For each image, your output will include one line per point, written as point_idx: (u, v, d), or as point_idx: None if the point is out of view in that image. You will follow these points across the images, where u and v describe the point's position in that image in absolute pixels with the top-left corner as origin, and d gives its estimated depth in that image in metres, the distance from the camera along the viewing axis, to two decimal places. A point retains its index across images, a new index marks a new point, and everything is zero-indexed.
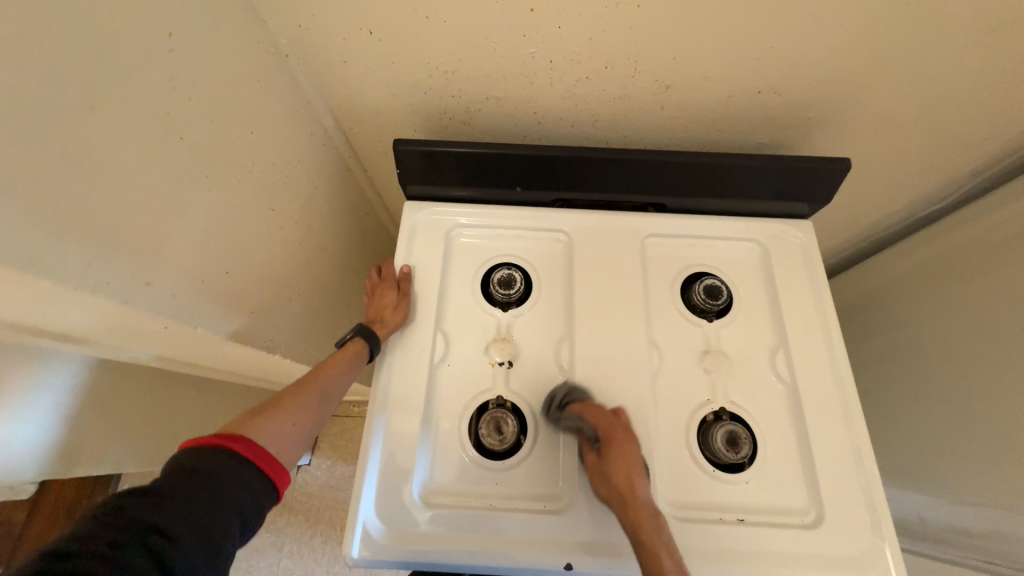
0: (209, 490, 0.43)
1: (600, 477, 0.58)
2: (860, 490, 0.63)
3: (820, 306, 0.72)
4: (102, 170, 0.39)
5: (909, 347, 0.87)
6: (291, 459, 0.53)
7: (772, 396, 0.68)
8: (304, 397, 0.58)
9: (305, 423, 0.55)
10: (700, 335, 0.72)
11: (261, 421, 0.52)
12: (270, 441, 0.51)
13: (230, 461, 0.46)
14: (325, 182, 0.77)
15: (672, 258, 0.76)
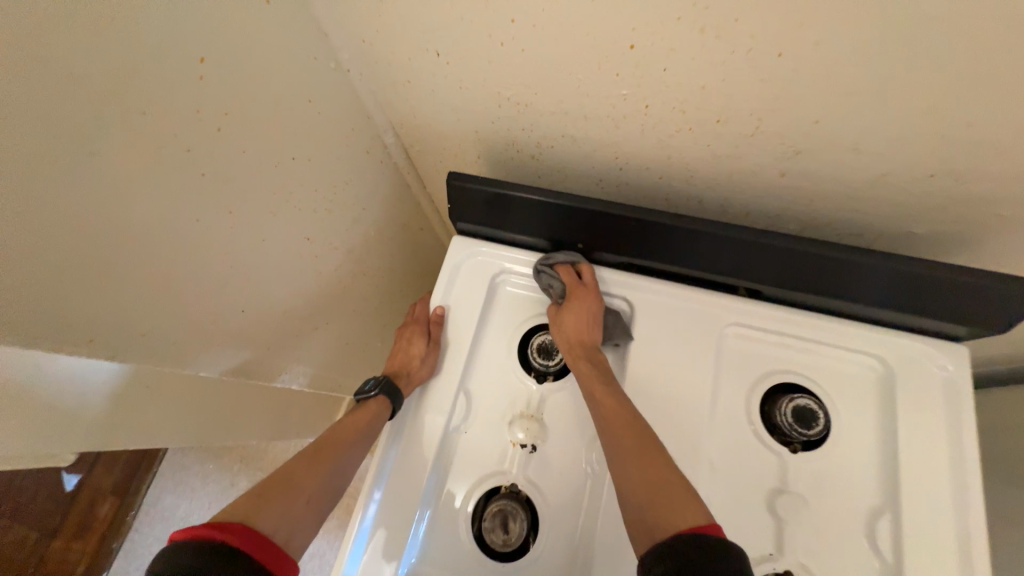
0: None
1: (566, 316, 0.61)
2: None
3: (957, 468, 0.53)
4: (101, 218, 0.35)
5: None
6: (302, 546, 0.47)
7: (862, 574, 0.51)
8: (318, 469, 0.53)
9: (318, 502, 0.51)
10: (777, 466, 0.56)
11: (269, 501, 0.47)
12: (278, 526, 0.45)
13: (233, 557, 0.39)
14: (378, 201, 0.72)
15: (758, 358, 0.61)
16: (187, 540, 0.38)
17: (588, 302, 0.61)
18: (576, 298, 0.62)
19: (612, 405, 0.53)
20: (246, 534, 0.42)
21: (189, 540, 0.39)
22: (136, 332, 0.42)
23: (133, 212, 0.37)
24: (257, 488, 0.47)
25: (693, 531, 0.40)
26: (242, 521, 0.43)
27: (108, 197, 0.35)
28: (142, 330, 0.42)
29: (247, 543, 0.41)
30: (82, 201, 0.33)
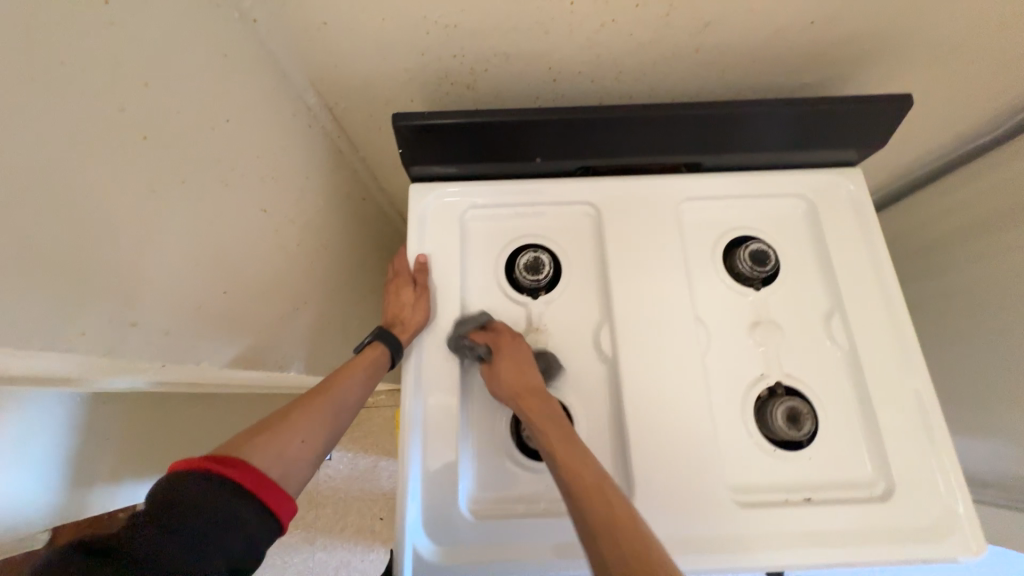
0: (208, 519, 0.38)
1: (503, 376, 0.56)
2: (938, 455, 0.58)
3: (876, 264, 0.66)
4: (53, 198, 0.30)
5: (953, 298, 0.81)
6: (299, 482, 0.47)
7: (831, 364, 0.63)
8: (314, 410, 0.52)
9: (316, 442, 0.50)
10: (748, 306, 0.65)
11: (263, 440, 0.46)
12: (272, 464, 0.45)
13: (225, 493, 0.40)
14: (319, 168, 0.68)
15: (712, 222, 0.69)
16: (181, 473, 0.40)
17: (519, 348, 0.58)
18: (506, 346, 0.58)
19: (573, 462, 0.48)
20: (243, 470, 0.42)
21: (185, 473, 0.40)
22: (125, 321, 0.38)
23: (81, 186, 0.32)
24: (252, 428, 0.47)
25: None
26: (237, 459, 0.43)
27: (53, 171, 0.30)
28: (132, 318, 0.38)
29: (240, 478, 0.41)
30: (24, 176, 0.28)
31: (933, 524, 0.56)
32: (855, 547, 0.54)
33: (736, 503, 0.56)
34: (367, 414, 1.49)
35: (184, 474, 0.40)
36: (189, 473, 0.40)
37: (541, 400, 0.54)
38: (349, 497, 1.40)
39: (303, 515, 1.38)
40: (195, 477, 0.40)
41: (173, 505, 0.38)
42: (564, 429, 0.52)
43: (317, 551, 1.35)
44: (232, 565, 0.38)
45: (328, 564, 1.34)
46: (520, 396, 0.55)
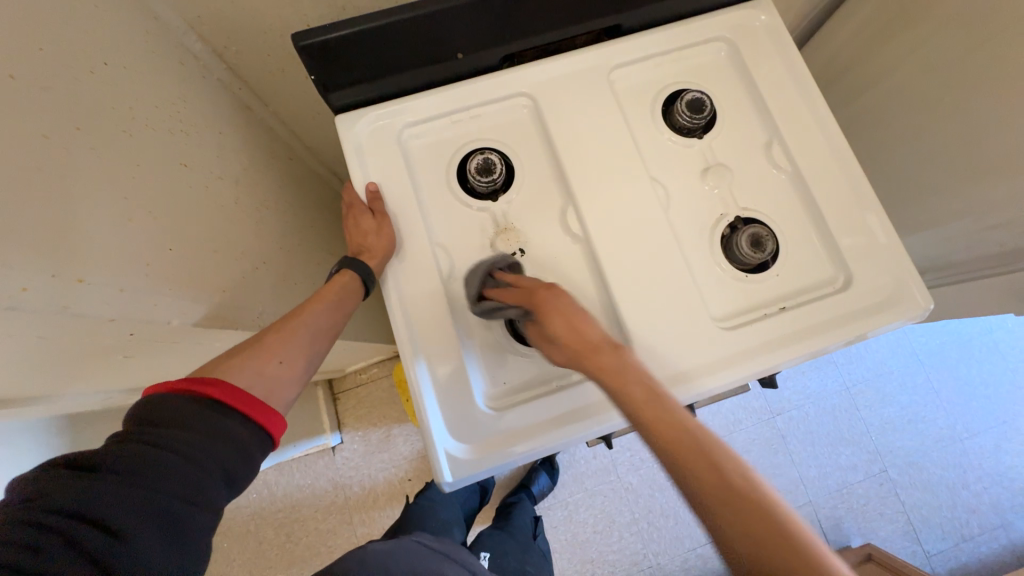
0: (198, 434, 0.40)
1: (553, 330, 0.50)
2: (887, 238, 0.64)
3: (800, 85, 0.69)
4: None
5: (875, 111, 0.87)
6: (285, 400, 0.49)
7: (779, 188, 0.67)
8: (289, 333, 0.52)
9: (295, 361, 0.51)
10: (696, 155, 0.68)
11: (239, 362, 0.47)
12: (254, 383, 0.46)
13: (212, 411, 0.41)
14: (232, 123, 0.63)
15: (646, 84, 0.70)
16: (161, 394, 0.41)
17: (558, 300, 0.51)
18: (546, 303, 0.51)
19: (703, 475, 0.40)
20: (223, 387, 0.43)
21: (165, 396, 0.41)
22: (71, 278, 0.34)
23: None
24: (226, 352, 0.48)
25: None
26: (215, 378, 0.45)
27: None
28: (78, 274, 0.34)
29: (223, 394, 0.43)
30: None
31: (889, 296, 0.63)
32: (832, 334, 0.61)
33: (724, 328, 0.61)
34: (365, 390, 1.49)
35: (163, 396, 0.41)
36: (168, 395, 0.41)
37: (600, 353, 0.48)
38: (371, 469, 1.43)
39: (332, 499, 1.40)
40: (175, 397, 0.41)
41: (157, 422, 0.39)
42: (664, 405, 0.44)
43: (357, 526, 1.39)
44: (230, 469, 0.41)
45: (371, 534, 1.38)
46: (574, 355, 0.49)
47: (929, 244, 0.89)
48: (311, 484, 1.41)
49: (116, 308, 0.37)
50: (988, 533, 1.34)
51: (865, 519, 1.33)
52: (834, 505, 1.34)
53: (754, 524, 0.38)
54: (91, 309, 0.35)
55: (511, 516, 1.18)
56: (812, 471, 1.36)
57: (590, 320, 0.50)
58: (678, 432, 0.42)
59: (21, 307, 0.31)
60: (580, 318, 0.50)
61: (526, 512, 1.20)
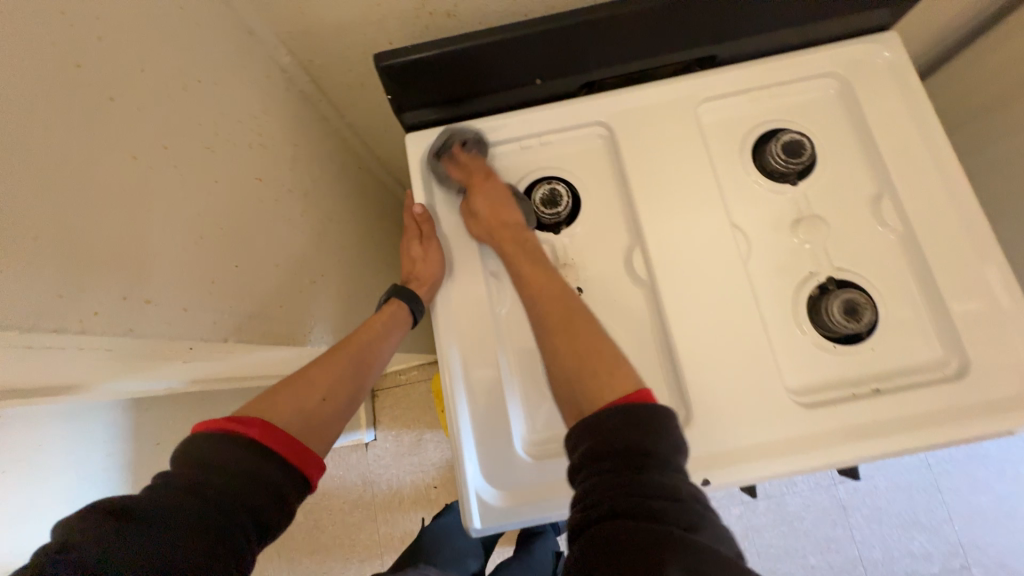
0: (242, 479, 0.40)
1: (478, 202, 0.59)
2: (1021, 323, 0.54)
3: (924, 132, 0.60)
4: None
5: (1011, 163, 0.75)
6: (325, 436, 0.50)
7: (885, 248, 0.58)
8: (332, 370, 0.54)
9: (336, 397, 0.52)
10: (786, 203, 0.61)
11: (285, 397, 0.49)
12: (296, 420, 0.48)
13: (256, 454, 0.42)
14: (309, 135, 0.64)
15: (737, 120, 0.64)
16: (212, 433, 0.42)
17: (494, 185, 0.59)
18: (482, 185, 0.60)
19: (550, 306, 0.53)
20: (264, 427, 0.45)
21: (211, 435, 0.42)
22: (138, 299, 0.34)
23: None
24: (272, 387, 0.50)
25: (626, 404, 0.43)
26: (258, 416, 0.46)
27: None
28: (144, 295, 0.34)
29: (264, 434, 0.44)
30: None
31: (1016, 394, 0.52)
32: (938, 429, 0.51)
33: (803, 405, 0.54)
34: (403, 392, 1.50)
35: (213, 435, 0.42)
36: (218, 435, 0.42)
37: (514, 233, 0.57)
38: (400, 471, 1.44)
39: (360, 494, 1.43)
40: (219, 437, 0.42)
41: (204, 464, 0.40)
42: (552, 287, 0.54)
43: (380, 524, 1.40)
44: (266, 520, 0.41)
45: (393, 535, 1.40)
46: (493, 231, 0.58)
47: None
48: (343, 476, 1.44)
49: (180, 326, 0.38)
50: None
51: None
52: None
53: (585, 364, 0.48)
54: (154, 328, 0.36)
55: (530, 545, 1.13)
56: (876, 554, 1.20)
57: (517, 205, 0.59)
58: (551, 308, 0.52)
59: (89, 329, 0.31)
60: (495, 180, 0.60)
61: (547, 539, 1.15)
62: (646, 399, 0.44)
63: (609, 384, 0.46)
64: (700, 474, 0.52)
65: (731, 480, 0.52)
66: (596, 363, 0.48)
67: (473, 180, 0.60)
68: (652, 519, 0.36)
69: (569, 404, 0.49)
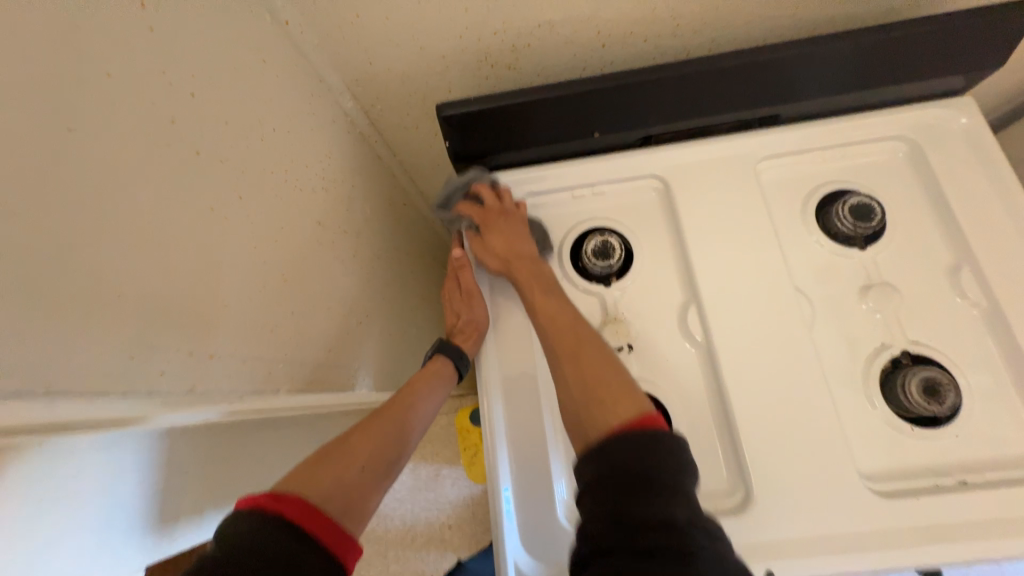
0: (281, 567, 0.37)
1: (492, 246, 0.59)
2: None
3: (1009, 201, 0.56)
4: (84, 226, 0.27)
5: None
6: (364, 512, 0.47)
7: (966, 323, 0.54)
8: (372, 437, 0.53)
9: (375, 468, 0.50)
10: (853, 267, 0.57)
11: (324, 468, 0.48)
12: (333, 493, 0.46)
13: (294, 535, 0.40)
14: (364, 176, 0.65)
15: (799, 178, 0.62)
16: (251, 512, 0.40)
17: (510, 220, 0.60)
18: (494, 221, 0.60)
19: (558, 324, 0.51)
20: (300, 504, 0.42)
21: (253, 515, 0.40)
22: (204, 354, 0.36)
23: (126, 206, 0.29)
24: (312, 457, 0.49)
25: (639, 424, 0.39)
26: (296, 489, 0.44)
27: (78, 188, 0.26)
28: (210, 350, 0.36)
29: (302, 514, 0.42)
30: (38, 189, 0.24)
31: None
32: None
33: (876, 494, 0.49)
34: None
35: (252, 515, 0.40)
36: (256, 515, 0.40)
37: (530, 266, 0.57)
38: (415, 507, 1.39)
39: (373, 529, 1.38)
40: (259, 516, 0.40)
41: (241, 550, 0.37)
42: (559, 308, 0.53)
43: (391, 564, 1.35)
44: None
45: None
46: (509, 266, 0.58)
47: None
48: None
49: (235, 375, 0.39)
50: None
51: None
52: None
53: (600, 399, 0.44)
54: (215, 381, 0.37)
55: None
56: None
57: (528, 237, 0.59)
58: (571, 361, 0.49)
59: (158, 388, 0.32)
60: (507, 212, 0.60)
61: None
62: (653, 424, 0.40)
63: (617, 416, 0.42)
64: (762, 565, 0.47)
65: (795, 575, 0.47)
66: (605, 394, 0.44)
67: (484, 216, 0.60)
68: (636, 485, 0.35)
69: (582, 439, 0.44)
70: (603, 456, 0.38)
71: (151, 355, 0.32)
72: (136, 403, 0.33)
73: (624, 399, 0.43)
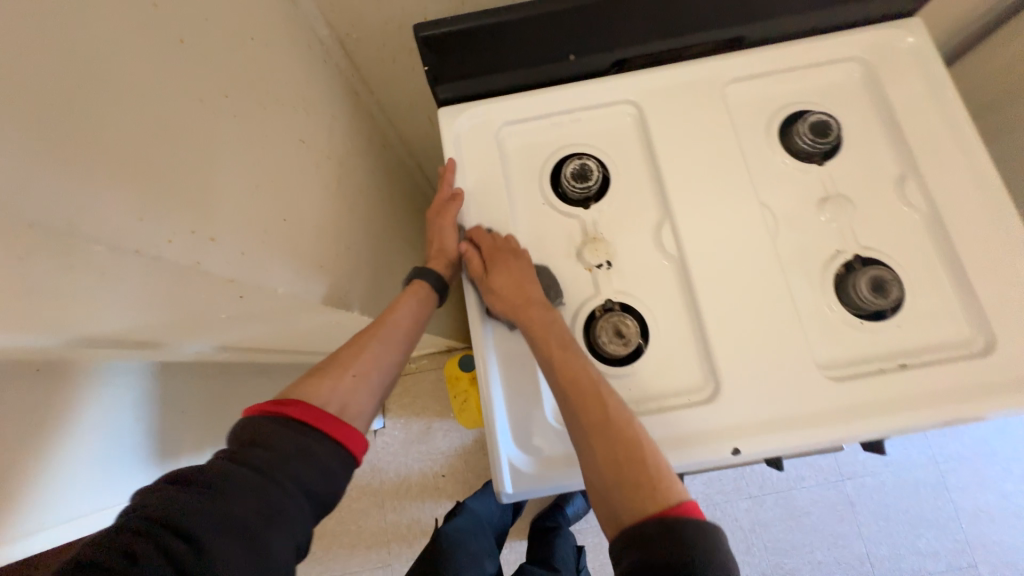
0: (288, 456, 0.45)
1: (500, 290, 0.56)
2: None
3: (950, 115, 0.61)
4: (81, 90, 0.27)
5: None
6: (363, 410, 0.53)
7: (909, 228, 0.59)
8: (361, 350, 0.57)
9: (366, 373, 0.55)
10: (812, 182, 0.62)
11: (318, 378, 0.53)
12: (330, 398, 0.51)
13: (296, 428, 0.47)
14: (342, 108, 0.65)
15: (764, 100, 0.65)
16: (258, 415, 0.47)
17: (519, 264, 0.57)
18: (502, 263, 0.57)
19: (577, 381, 0.50)
20: (298, 407, 0.49)
21: (258, 417, 0.47)
22: (205, 236, 0.35)
23: (118, 78, 0.29)
24: (308, 372, 0.54)
25: (671, 517, 0.42)
26: (295, 397, 0.50)
27: (70, 49, 0.27)
28: (210, 233, 0.36)
29: (301, 413, 0.48)
30: (32, 41, 0.25)
31: None
32: (964, 403, 0.52)
33: (830, 378, 0.54)
34: (412, 381, 1.50)
35: (259, 417, 0.47)
36: (262, 417, 0.47)
37: (542, 309, 0.55)
38: (408, 459, 1.44)
39: (368, 482, 1.43)
40: (264, 417, 0.47)
41: (253, 444, 0.45)
42: (577, 359, 0.51)
43: (387, 513, 1.40)
44: (311, 489, 0.45)
45: (400, 523, 1.40)
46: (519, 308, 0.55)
47: None
48: None
49: (233, 265, 0.38)
50: None
51: None
52: None
53: (626, 469, 0.46)
54: (216, 264, 0.36)
55: (553, 551, 1.13)
56: (882, 549, 1.30)
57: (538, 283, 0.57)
58: (591, 415, 0.48)
59: (162, 255, 0.32)
60: (518, 256, 0.58)
61: (567, 542, 1.17)
62: (690, 513, 0.42)
63: (645, 497, 0.44)
64: (730, 443, 0.52)
65: (761, 451, 0.52)
66: (634, 465, 0.46)
67: (493, 261, 0.58)
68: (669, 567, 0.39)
69: (601, 504, 0.46)
70: (640, 539, 0.42)
71: (149, 223, 0.31)
72: (132, 276, 0.33)
73: (648, 476, 0.45)
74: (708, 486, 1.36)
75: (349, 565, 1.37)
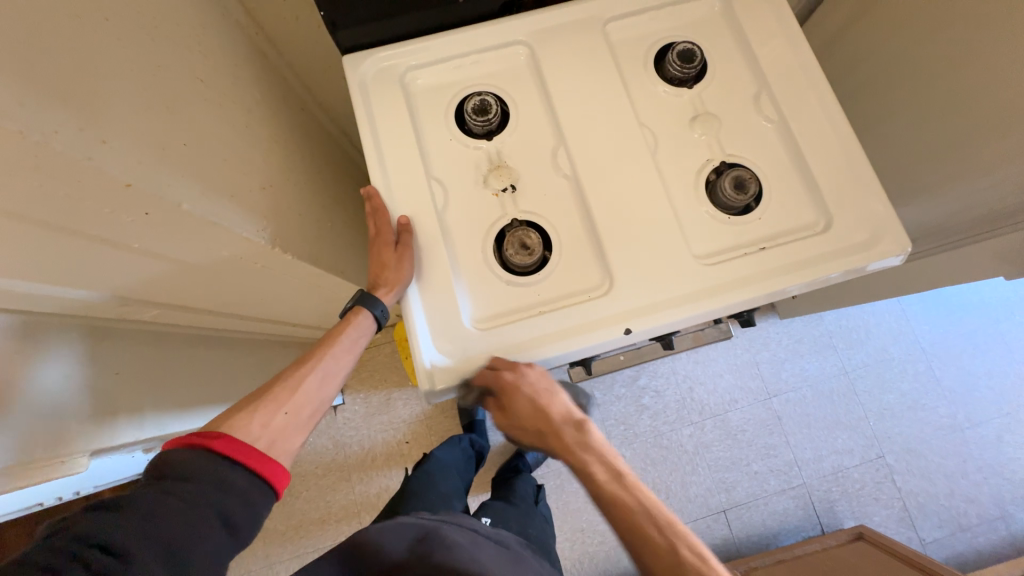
0: (208, 484, 0.50)
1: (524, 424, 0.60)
2: (870, 183, 0.65)
3: (793, 37, 0.71)
4: None
5: (884, 73, 0.89)
6: (291, 447, 0.60)
7: (765, 136, 0.69)
8: (295, 386, 0.62)
9: (297, 412, 0.61)
10: (684, 103, 0.70)
11: (251, 413, 0.58)
12: (260, 435, 0.57)
13: (217, 463, 0.52)
14: (247, 61, 0.67)
15: (640, 36, 0.73)
16: (181, 447, 0.52)
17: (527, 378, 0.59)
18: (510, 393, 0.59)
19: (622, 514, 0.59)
20: (228, 444, 0.53)
21: (180, 449, 0.51)
22: (96, 137, 0.38)
23: None
24: (245, 403, 0.60)
25: None
26: (226, 432, 0.55)
27: None
28: (102, 135, 0.38)
29: (232, 451, 0.53)
30: None
31: (869, 236, 0.64)
32: (809, 271, 0.62)
33: (705, 264, 0.63)
34: (367, 355, 1.53)
35: (180, 449, 0.52)
36: (184, 448, 0.52)
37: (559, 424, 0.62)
38: (370, 431, 1.47)
39: (332, 458, 1.45)
40: (189, 450, 0.52)
41: (176, 473, 0.49)
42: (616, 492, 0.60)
43: (355, 484, 1.43)
44: (229, 512, 0.50)
45: (368, 493, 1.43)
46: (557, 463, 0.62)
47: (941, 207, 0.89)
48: (313, 443, 1.45)
49: (131, 172, 0.41)
50: (954, 510, 1.44)
51: (860, 503, 1.43)
52: (828, 488, 1.44)
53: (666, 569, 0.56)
54: (113, 165, 0.39)
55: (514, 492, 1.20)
56: (807, 453, 1.46)
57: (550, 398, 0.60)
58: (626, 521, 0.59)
59: (51, 145, 0.34)
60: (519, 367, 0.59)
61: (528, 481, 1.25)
62: None
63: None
64: (622, 324, 0.61)
65: (649, 330, 0.61)
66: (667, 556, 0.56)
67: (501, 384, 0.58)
68: None
69: None
70: None
71: (36, 112, 0.33)
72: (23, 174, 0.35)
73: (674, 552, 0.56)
74: (655, 419, 1.48)
75: (321, 540, 1.40)
